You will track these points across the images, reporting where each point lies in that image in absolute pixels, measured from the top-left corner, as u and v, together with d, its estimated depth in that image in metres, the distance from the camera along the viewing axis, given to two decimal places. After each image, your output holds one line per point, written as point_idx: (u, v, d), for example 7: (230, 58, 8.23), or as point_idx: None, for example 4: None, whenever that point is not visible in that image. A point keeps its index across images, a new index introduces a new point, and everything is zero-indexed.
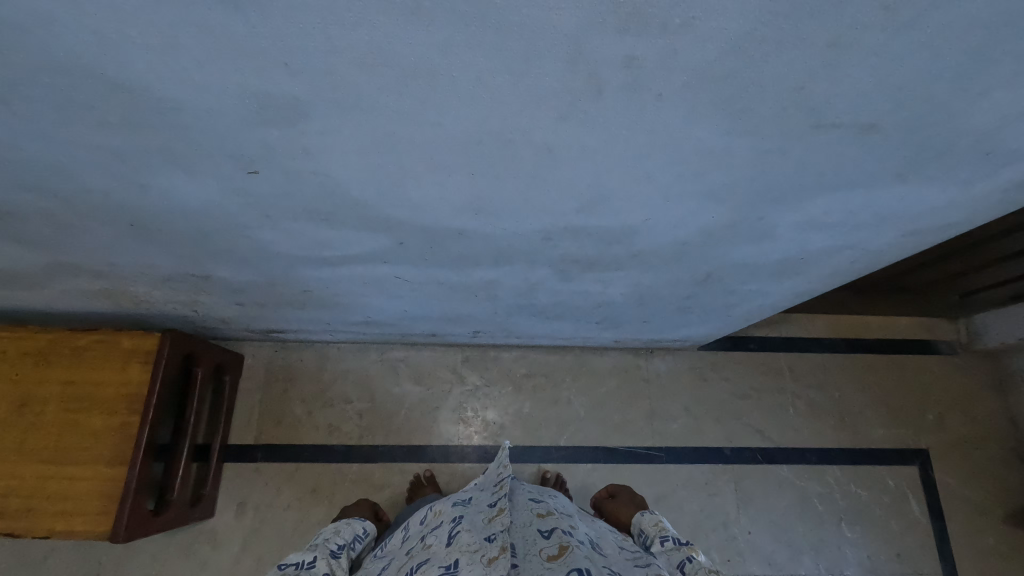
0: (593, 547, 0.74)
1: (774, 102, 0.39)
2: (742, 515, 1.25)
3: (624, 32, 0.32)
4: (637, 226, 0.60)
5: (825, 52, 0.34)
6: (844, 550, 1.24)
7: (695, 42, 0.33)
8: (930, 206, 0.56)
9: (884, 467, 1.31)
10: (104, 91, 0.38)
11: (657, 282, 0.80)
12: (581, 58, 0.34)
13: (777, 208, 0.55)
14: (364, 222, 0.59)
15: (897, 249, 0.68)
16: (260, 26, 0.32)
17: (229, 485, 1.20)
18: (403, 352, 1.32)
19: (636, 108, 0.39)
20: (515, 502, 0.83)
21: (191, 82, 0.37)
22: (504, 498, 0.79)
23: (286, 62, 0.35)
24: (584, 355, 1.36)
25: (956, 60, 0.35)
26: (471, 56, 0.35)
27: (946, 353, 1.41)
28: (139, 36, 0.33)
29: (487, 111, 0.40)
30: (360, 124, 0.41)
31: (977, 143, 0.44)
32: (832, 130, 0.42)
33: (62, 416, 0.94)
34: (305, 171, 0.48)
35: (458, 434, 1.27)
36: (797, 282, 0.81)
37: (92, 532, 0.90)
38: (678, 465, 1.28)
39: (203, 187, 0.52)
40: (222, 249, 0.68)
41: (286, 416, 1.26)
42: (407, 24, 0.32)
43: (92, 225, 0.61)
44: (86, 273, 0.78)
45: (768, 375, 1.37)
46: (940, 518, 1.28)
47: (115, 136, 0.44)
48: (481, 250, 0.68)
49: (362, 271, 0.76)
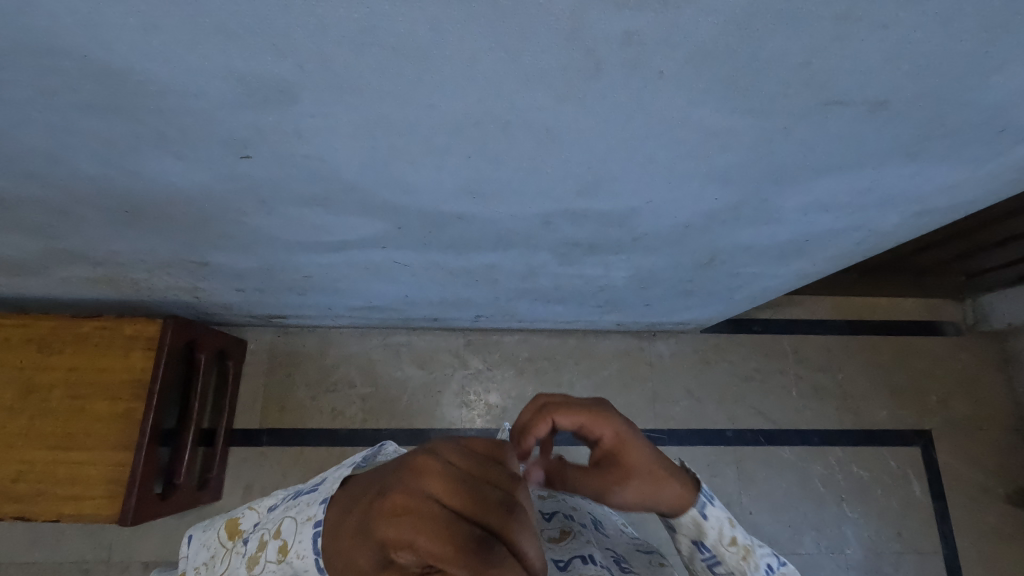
0: (595, 526, 0.74)
1: (780, 79, 0.37)
2: (743, 496, 1.26)
3: (624, 7, 0.31)
4: (639, 209, 0.59)
5: (833, 26, 0.33)
6: (845, 530, 1.25)
7: (699, 15, 0.32)
8: (940, 185, 0.54)
9: (886, 448, 1.32)
10: (89, 75, 0.37)
11: (660, 265, 0.80)
12: (580, 34, 0.33)
13: (783, 189, 0.54)
14: (361, 206, 0.58)
15: (906, 229, 0.67)
16: (243, 5, 0.31)
17: (235, 469, 1.22)
18: (405, 336, 1.32)
19: (638, 87, 0.38)
20: None
21: (176, 64, 0.36)
22: None
23: (272, 43, 0.34)
24: (587, 338, 1.35)
25: (973, 33, 0.34)
26: (465, 33, 0.33)
27: (951, 333, 1.40)
28: (120, 18, 0.32)
29: (482, 91, 0.38)
30: (352, 106, 0.40)
31: (990, 119, 0.43)
32: (840, 108, 0.40)
33: (67, 401, 0.95)
34: (300, 155, 0.47)
35: (462, 417, 1.28)
36: (801, 264, 0.80)
37: (101, 516, 0.91)
38: (680, 447, 1.29)
39: (195, 172, 0.51)
40: (219, 235, 0.67)
41: (290, 400, 1.27)
42: (397, 1, 0.31)
43: (89, 213, 0.61)
44: (83, 260, 0.77)
45: (771, 357, 1.37)
46: (941, 498, 1.29)
47: (102, 121, 0.42)
48: (480, 234, 0.67)
49: (361, 256, 0.75)
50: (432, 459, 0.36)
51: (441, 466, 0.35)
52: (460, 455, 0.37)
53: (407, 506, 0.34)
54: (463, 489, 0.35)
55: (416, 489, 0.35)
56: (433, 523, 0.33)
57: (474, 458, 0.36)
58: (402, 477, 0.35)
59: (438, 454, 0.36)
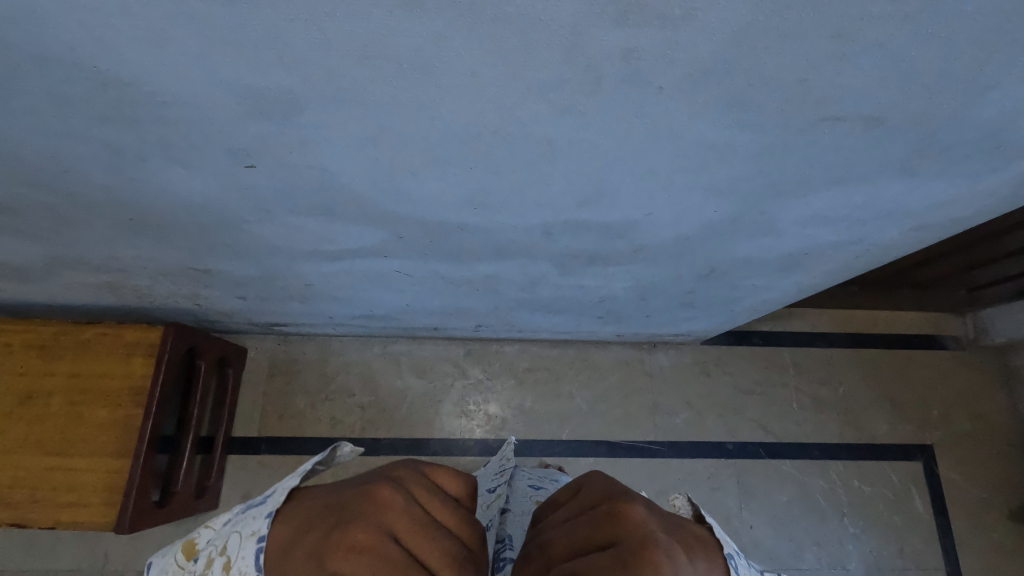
0: None
1: (777, 94, 0.38)
2: (744, 510, 1.25)
3: (623, 24, 0.32)
4: (639, 221, 0.59)
5: (829, 44, 0.33)
6: (846, 545, 1.24)
7: (697, 33, 0.32)
8: (937, 200, 0.55)
9: (888, 463, 1.31)
10: (98, 85, 0.38)
11: (661, 277, 0.80)
12: (580, 50, 0.34)
13: (782, 202, 0.54)
14: (363, 216, 0.58)
15: (905, 244, 0.67)
16: (251, 19, 0.32)
17: (233, 477, 1.21)
18: (406, 346, 1.32)
19: (637, 102, 0.39)
20: (516, 490, 0.84)
21: (185, 76, 0.37)
22: (504, 485, 0.81)
23: (279, 56, 0.34)
24: (587, 348, 1.35)
25: (966, 52, 0.34)
26: (468, 48, 0.34)
27: (952, 347, 1.40)
28: (130, 30, 0.33)
29: (484, 104, 0.39)
30: (355, 117, 0.41)
31: (986, 136, 0.43)
32: (837, 123, 0.41)
33: (67, 407, 0.95)
34: (304, 165, 0.48)
35: (461, 427, 1.27)
36: (801, 277, 0.80)
37: (97, 523, 0.91)
38: (680, 460, 1.28)
39: (200, 181, 0.51)
40: (222, 243, 0.68)
41: (289, 409, 1.27)
42: (401, 16, 0.31)
43: (93, 220, 0.61)
44: (87, 267, 0.78)
45: (772, 369, 1.36)
46: (944, 514, 1.28)
47: (111, 130, 0.43)
48: (481, 244, 0.67)
49: (362, 265, 0.75)
50: (397, 495, 0.39)
51: (410, 511, 0.38)
52: (422, 493, 0.41)
53: (370, 541, 0.36)
54: (429, 537, 0.38)
55: (379, 527, 0.36)
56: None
57: (434, 496, 0.41)
58: (367, 513, 0.37)
59: (404, 489, 0.40)
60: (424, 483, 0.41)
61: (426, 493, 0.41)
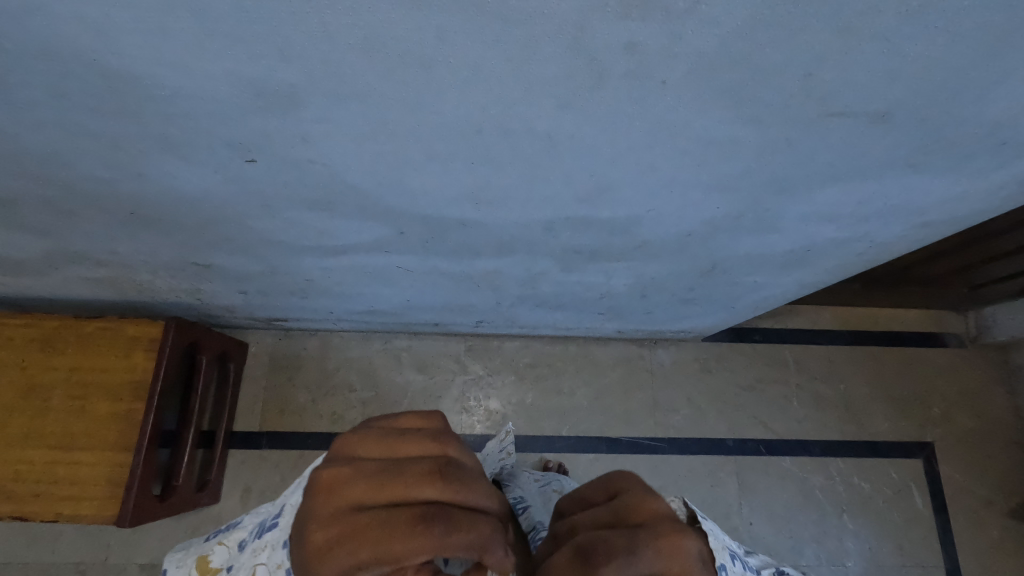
0: None
1: (781, 89, 0.37)
2: (744, 506, 1.25)
3: (626, 17, 0.31)
4: (641, 216, 0.59)
5: (834, 37, 0.33)
6: (845, 542, 1.24)
7: (702, 26, 0.32)
8: (942, 197, 0.54)
9: (888, 460, 1.31)
10: (98, 78, 0.37)
11: (662, 274, 0.80)
12: (582, 44, 0.33)
13: (784, 199, 0.54)
14: (364, 211, 0.58)
15: (908, 241, 0.67)
16: (251, 12, 0.31)
17: (234, 471, 1.21)
18: (407, 341, 1.32)
19: (639, 97, 0.38)
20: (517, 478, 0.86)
21: (185, 69, 0.36)
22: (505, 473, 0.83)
23: (279, 49, 0.34)
24: (588, 345, 1.35)
25: (973, 46, 0.34)
26: (471, 42, 0.33)
27: (953, 345, 1.40)
28: (129, 22, 0.32)
29: (485, 98, 0.39)
30: (356, 111, 0.41)
31: (992, 132, 0.43)
32: (841, 119, 0.41)
33: (68, 401, 0.95)
34: (305, 160, 0.48)
35: (461, 423, 1.27)
36: (803, 274, 0.80)
37: (99, 517, 0.91)
38: (680, 456, 1.28)
39: (200, 175, 0.51)
40: (223, 237, 0.68)
41: (290, 404, 1.27)
42: (402, 9, 0.31)
43: (93, 213, 0.61)
44: (87, 261, 0.78)
45: (772, 366, 1.36)
46: (943, 511, 1.28)
47: (111, 124, 0.43)
48: (483, 240, 0.67)
49: (364, 260, 0.75)
50: (341, 471, 0.38)
51: (362, 469, 0.38)
52: (371, 446, 0.40)
53: (334, 536, 0.36)
54: (388, 480, 0.37)
55: (337, 512, 0.37)
56: (370, 530, 0.36)
57: (383, 442, 0.40)
58: (317, 509, 0.38)
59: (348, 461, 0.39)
60: (372, 438, 0.40)
61: (378, 444, 0.40)
